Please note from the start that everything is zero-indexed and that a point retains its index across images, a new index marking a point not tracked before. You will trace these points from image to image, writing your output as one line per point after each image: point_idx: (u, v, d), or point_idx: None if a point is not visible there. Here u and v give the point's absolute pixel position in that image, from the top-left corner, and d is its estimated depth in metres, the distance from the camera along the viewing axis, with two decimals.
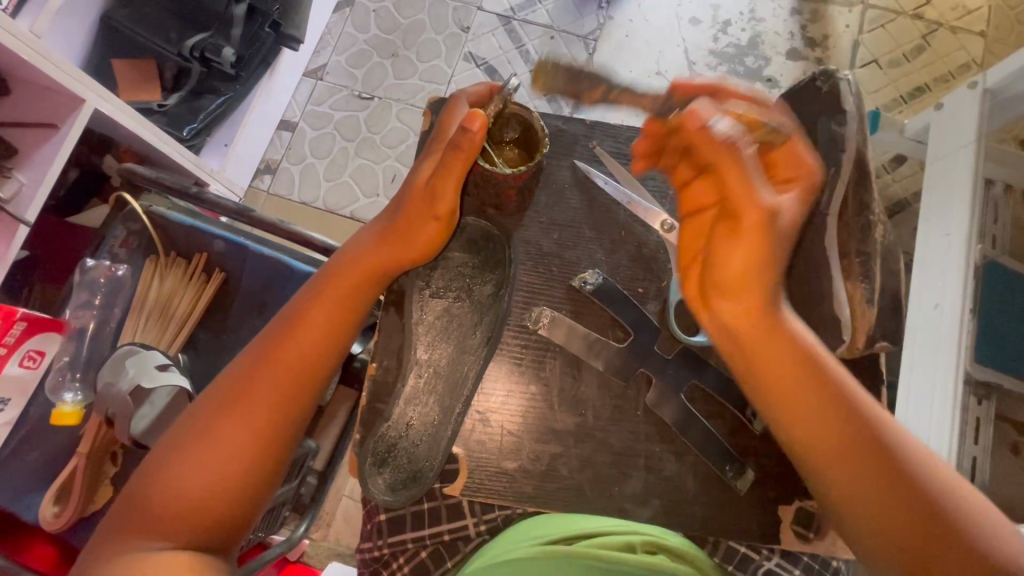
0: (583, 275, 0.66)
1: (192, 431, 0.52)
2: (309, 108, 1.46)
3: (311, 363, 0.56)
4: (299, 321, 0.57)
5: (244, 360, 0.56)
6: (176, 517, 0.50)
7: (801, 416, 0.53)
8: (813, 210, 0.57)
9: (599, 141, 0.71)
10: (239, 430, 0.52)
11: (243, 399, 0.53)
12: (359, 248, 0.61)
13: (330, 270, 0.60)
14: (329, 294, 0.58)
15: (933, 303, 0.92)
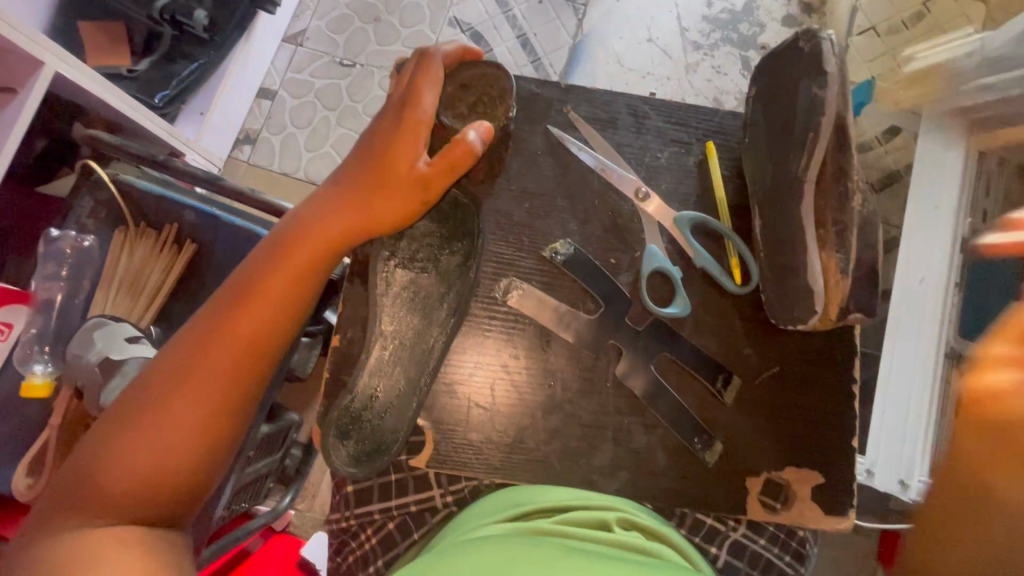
0: (554, 245, 0.64)
1: (140, 403, 0.51)
2: (288, 75, 1.41)
3: (265, 337, 0.54)
4: (252, 293, 0.55)
5: (195, 331, 0.54)
6: (126, 489, 0.49)
7: None
8: (791, 177, 0.55)
9: (574, 106, 0.68)
10: (191, 403, 0.51)
11: (196, 369, 0.52)
12: (321, 215, 0.58)
13: (286, 236, 0.57)
14: (283, 266, 0.56)
15: (919, 275, 0.91)
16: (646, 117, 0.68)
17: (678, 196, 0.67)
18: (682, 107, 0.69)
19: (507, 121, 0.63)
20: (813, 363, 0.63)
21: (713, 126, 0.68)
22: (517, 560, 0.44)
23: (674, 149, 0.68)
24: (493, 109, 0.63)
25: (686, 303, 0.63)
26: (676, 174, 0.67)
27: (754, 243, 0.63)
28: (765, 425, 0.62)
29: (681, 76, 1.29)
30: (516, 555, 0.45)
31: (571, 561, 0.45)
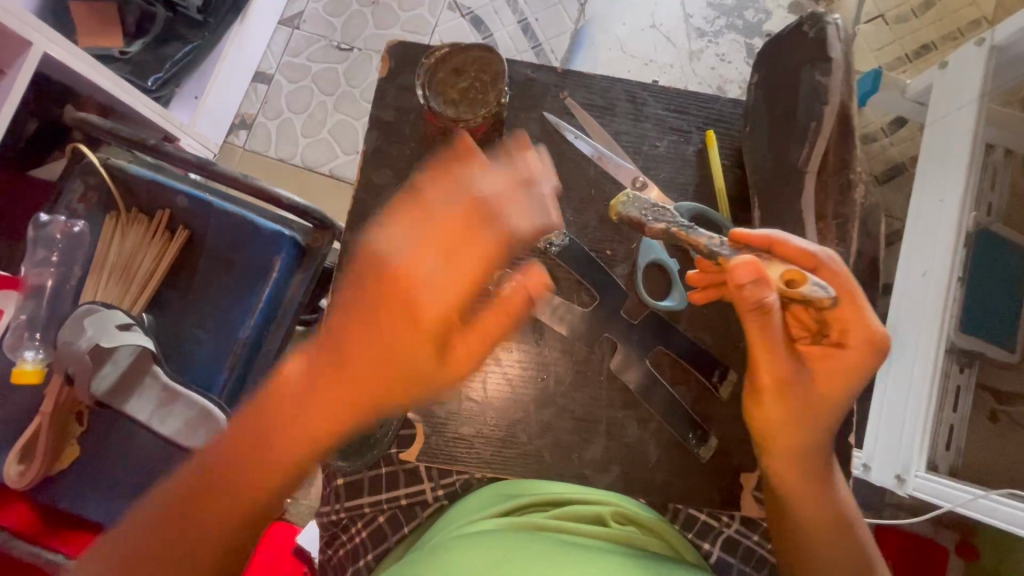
0: (549, 235, 0.63)
1: (239, 448, 0.49)
2: (284, 59, 1.39)
3: (343, 417, 0.48)
4: (345, 362, 0.49)
5: (293, 384, 0.49)
6: (208, 533, 0.49)
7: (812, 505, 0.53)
8: (791, 168, 0.54)
9: (571, 92, 0.66)
10: (284, 457, 0.49)
11: (282, 433, 0.48)
12: (426, 270, 0.50)
13: (380, 290, 0.49)
14: (375, 330, 0.48)
15: (921, 269, 0.90)
16: (645, 104, 0.67)
17: (676, 186, 0.65)
18: (682, 94, 0.67)
19: (498, 106, 0.57)
20: None
21: (713, 115, 0.67)
22: (511, 559, 0.44)
23: (674, 137, 0.66)
24: (484, 92, 0.58)
25: (682, 296, 0.62)
26: (675, 163, 0.66)
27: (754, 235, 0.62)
28: None
29: (684, 64, 1.26)
30: (510, 553, 0.45)
31: (570, 561, 0.44)
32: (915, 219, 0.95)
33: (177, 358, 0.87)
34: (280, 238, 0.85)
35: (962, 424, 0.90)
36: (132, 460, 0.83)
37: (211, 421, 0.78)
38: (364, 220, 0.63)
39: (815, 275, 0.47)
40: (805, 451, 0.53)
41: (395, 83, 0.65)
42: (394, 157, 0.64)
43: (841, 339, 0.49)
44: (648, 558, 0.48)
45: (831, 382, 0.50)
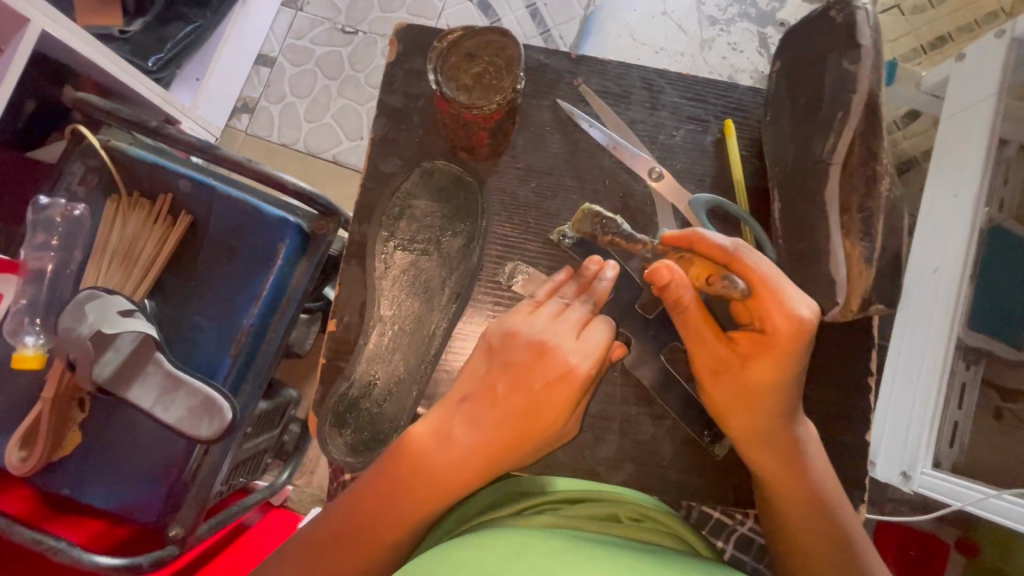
0: (562, 227, 0.61)
1: (398, 477, 0.49)
2: (287, 42, 1.37)
3: (496, 456, 0.50)
4: (499, 403, 0.50)
5: (464, 428, 0.50)
6: (365, 549, 0.48)
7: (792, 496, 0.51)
8: (815, 159, 0.52)
9: (586, 79, 0.65)
10: (428, 493, 0.49)
11: (423, 482, 0.49)
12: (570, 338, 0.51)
13: (513, 359, 0.51)
14: (553, 380, 0.50)
15: (933, 265, 0.88)
16: (662, 92, 0.65)
17: (693, 178, 0.64)
18: (700, 82, 0.65)
19: (511, 92, 0.54)
20: (821, 355, 0.62)
21: (732, 104, 0.65)
22: (522, 553, 0.43)
23: (691, 127, 0.64)
24: (499, 78, 0.56)
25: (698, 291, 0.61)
26: (692, 154, 0.64)
27: (773, 230, 0.60)
28: None
29: (695, 52, 1.23)
30: (521, 548, 0.44)
31: (585, 556, 0.44)
32: (928, 214, 0.93)
33: (180, 346, 0.86)
34: (285, 225, 0.84)
35: (968, 421, 0.90)
36: (135, 448, 0.82)
37: (216, 411, 0.77)
38: (371, 210, 0.61)
39: (732, 267, 0.50)
40: (768, 440, 0.51)
41: (404, 67, 0.63)
42: (404, 144, 0.62)
43: (766, 331, 0.49)
44: (664, 551, 0.47)
45: (765, 368, 0.49)
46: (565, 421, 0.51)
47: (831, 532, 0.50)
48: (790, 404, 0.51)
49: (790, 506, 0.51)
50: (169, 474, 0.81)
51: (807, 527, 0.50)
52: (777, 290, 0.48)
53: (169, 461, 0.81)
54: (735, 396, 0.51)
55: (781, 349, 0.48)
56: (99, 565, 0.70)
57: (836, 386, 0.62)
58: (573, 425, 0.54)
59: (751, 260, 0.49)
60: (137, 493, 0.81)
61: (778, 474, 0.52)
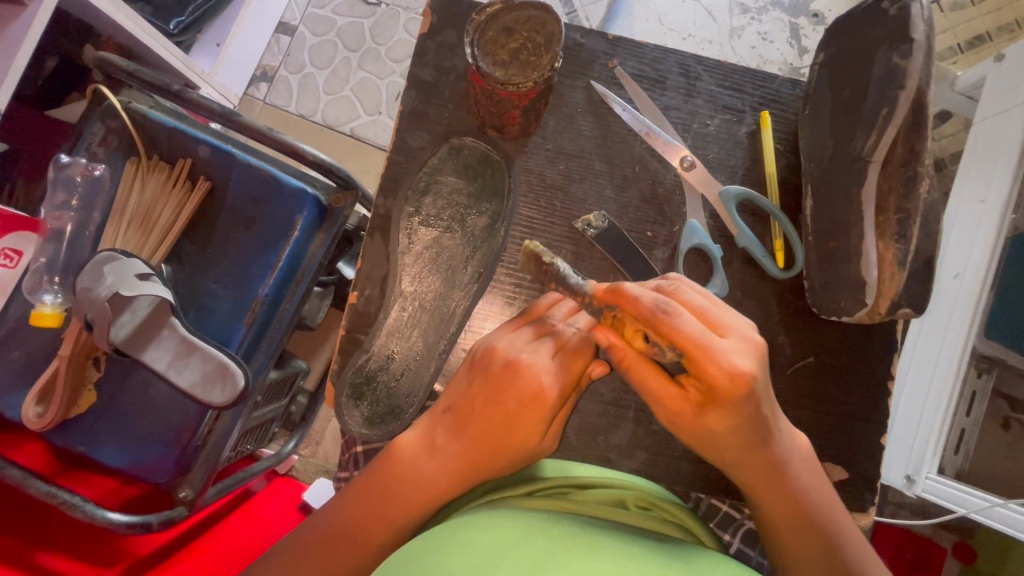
0: (588, 217, 0.60)
1: (390, 477, 0.51)
2: (309, 10, 1.35)
3: (486, 460, 0.51)
4: (475, 411, 0.52)
5: (450, 435, 0.52)
6: (359, 539, 0.50)
7: (774, 507, 0.50)
8: (855, 156, 0.51)
9: (621, 61, 0.63)
10: (417, 494, 0.51)
11: (410, 486, 0.51)
12: (544, 358, 0.51)
13: (490, 375, 0.51)
14: (522, 390, 0.50)
15: (955, 271, 0.87)
16: (699, 78, 0.63)
17: (725, 168, 0.62)
18: (737, 71, 0.63)
19: (549, 71, 0.52)
20: (846, 355, 0.61)
21: (769, 95, 0.63)
22: (518, 545, 0.42)
23: (726, 117, 0.63)
24: (538, 56, 0.55)
25: (723, 283, 0.59)
26: (726, 143, 0.63)
27: (803, 226, 0.60)
28: (795, 419, 0.60)
29: (724, 41, 1.20)
30: (517, 540, 0.43)
31: (588, 547, 0.43)
32: (949, 220, 0.91)
33: (195, 312, 0.86)
34: (304, 196, 0.83)
35: (975, 429, 0.89)
36: (149, 411, 0.83)
37: (228, 377, 0.78)
38: (395, 185, 0.60)
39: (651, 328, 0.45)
40: (749, 471, 0.50)
41: (436, 40, 0.62)
42: (432, 120, 0.61)
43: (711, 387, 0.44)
44: (669, 541, 0.47)
45: (717, 419, 0.46)
46: (544, 437, 0.52)
47: (822, 540, 0.49)
48: (760, 442, 0.48)
49: (780, 527, 0.50)
50: (181, 438, 0.82)
51: (799, 532, 0.49)
52: (709, 345, 0.42)
53: (181, 425, 0.82)
54: (698, 440, 0.49)
55: (728, 402, 0.44)
56: (112, 521, 0.72)
57: (857, 387, 0.61)
58: (554, 440, 0.53)
59: (676, 318, 0.43)
60: (150, 455, 0.82)
61: (765, 497, 0.50)
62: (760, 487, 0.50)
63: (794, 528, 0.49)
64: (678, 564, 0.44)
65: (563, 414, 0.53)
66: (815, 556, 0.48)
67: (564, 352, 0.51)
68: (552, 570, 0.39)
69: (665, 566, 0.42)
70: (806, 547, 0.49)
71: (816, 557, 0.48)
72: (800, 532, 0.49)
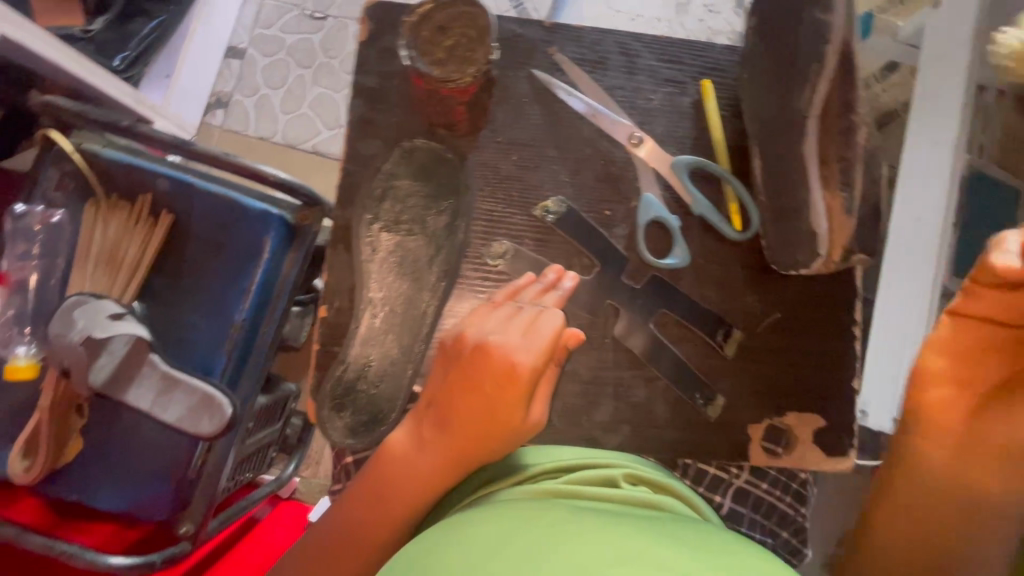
0: (546, 203, 0.61)
1: (387, 478, 0.52)
2: (257, 32, 1.34)
3: (475, 447, 0.50)
4: (454, 398, 0.51)
5: (433, 426, 0.52)
6: (366, 542, 0.51)
7: (933, 481, 0.58)
8: (793, 113, 0.52)
9: (561, 46, 0.64)
10: (415, 487, 0.51)
11: (408, 481, 0.51)
12: (510, 336, 0.51)
13: (463, 360, 0.52)
14: (492, 371, 0.50)
15: (915, 216, 0.88)
16: (638, 56, 0.64)
17: (673, 140, 0.64)
18: (675, 43, 0.64)
19: (485, 64, 0.58)
20: (812, 303, 0.62)
21: (709, 63, 0.64)
22: (513, 538, 0.43)
23: (669, 90, 0.64)
24: (472, 50, 0.58)
25: (684, 253, 0.61)
26: (671, 116, 0.64)
27: (755, 188, 0.61)
28: (771, 373, 0.61)
29: (671, 17, 1.22)
30: (513, 532, 0.43)
31: (584, 530, 0.43)
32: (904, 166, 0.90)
33: (173, 346, 0.85)
34: (269, 217, 0.84)
35: None
36: (138, 450, 0.82)
37: (214, 407, 0.78)
38: (351, 194, 0.60)
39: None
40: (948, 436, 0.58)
41: (376, 46, 0.62)
42: (381, 125, 0.61)
43: None
44: (666, 516, 0.48)
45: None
46: (529, 414, 0.51)
47: (935, 517, 0.58)
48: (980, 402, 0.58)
49: (922, 503, 0.59)
50: (175, 472, 0.82)
51: (936, 512, 0.58)
52: None
53: (174, 459, 0.82)
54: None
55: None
56: (113, 565, 0.71)
57: (827, 334, 0.62)
58: (541, 412, 0.53)
59: None
60: (147, 492, 0.82)
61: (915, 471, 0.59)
62: (939, 461, 0.58)
63: (924, 501, 0.59)
64: (675, 536, 0.45)
65: (542, 382, 0.53)
66: (909, 529, 0.59)
67: (532, 329, 0.52)
68: (547, 559, 0.39)
69: (660, 538, 0.43)
70: (928, 520, 0.58)
71: (896, 514, 0.60)
72: (938, 500, 0.58)
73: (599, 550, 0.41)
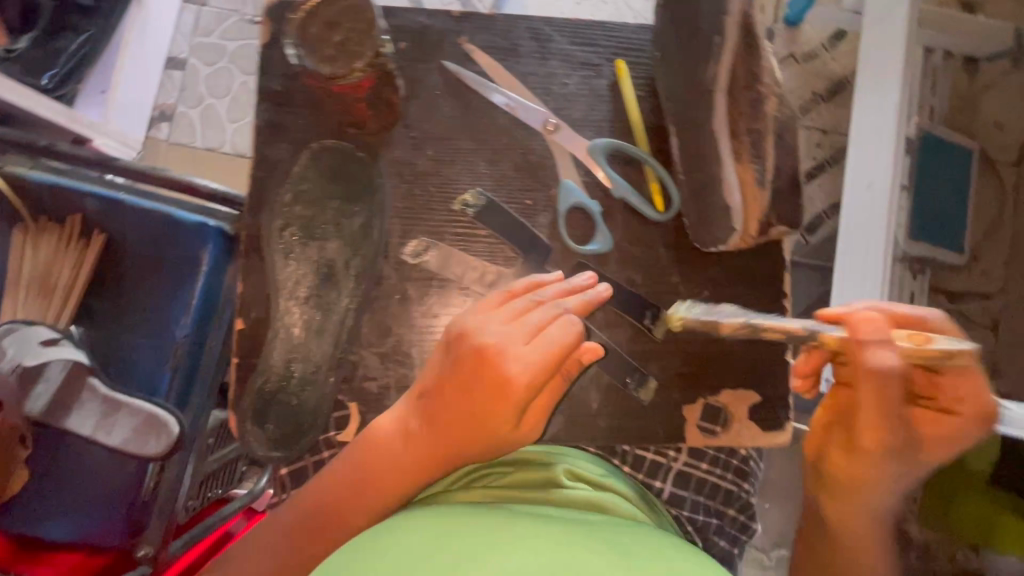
0: (464, 197, 0.60)
1: (356, 474, 0.51)
2: (196, 40, 1.30)
3: (462, 446, 0.51)
4: (446, 397, 0.51)
5: (424, 422, 0.52)
6: (323, 536, 0.50)
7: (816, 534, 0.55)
8: (703, 87, 0.51)
9: (471, 35, 0.62)
10: (395, 479, 0.51)
11: (387, 474, 0.51)
12: (518, 345, 0.50)
13: (462, 358, 0.51)
14: (494, 375, 0.50)
15: (866, 181, 0.91)
16: (551, 40, 0.63)
17: (591, 124, 0.63)
18: (587, 25, 0.63)
19: (373, 57, 0.53)
20: (739, 278, 0.62)
21: (623, 44, 0.63)
22: (445, 543, 0.42)
23: (584, 73, 0.63)
24: (360, 44, 0.52)
25: (607, 239, 0.61)
26: (588, 99, 0.63)
27: (674, 168, 0.60)
28: (704, 351, 0.61)
29: None
30: (445, 540, 0.43)
31: (519, 537, 0.43)
32: (854, 131, 0.93)
33: (116, 368, 0.83)
34: (205, 229, 0.80)
35: None
36: (86, 478, 0.80)
37: (160, 427, 0.76)
38: (263, 201, 0.58)
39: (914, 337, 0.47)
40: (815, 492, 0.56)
41: (280, 47, 0.60)
42: (291, 129, 0.60)
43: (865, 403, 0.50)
44: (607, 524, 0.48)
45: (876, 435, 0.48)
46: (519, 424, 0.51)
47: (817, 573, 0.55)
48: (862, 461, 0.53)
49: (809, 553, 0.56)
50: (126, 496, 0.80)
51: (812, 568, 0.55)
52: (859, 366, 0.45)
53: (122, 484, 0.80)
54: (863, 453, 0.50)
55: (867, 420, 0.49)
56: None
57: (756, 309, 0.61)
58: (535, 430, 0.52)
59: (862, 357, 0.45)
60: (99, 517, 0.80)
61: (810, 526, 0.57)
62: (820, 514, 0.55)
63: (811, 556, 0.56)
64: (609, 541, 0.45)
65: (540, 398, 0.52)
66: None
67: (537, 336, 0.51)
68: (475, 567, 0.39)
69: (594, 545, 0.43)
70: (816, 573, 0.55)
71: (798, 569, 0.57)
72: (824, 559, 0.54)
73: (535, 558, 0.40)
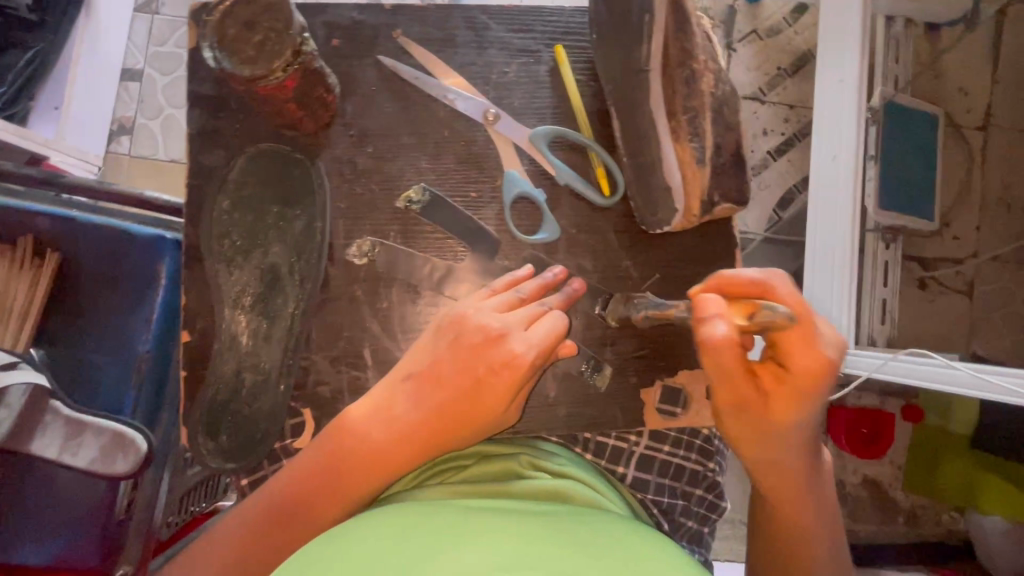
0: (408, 193, 0.60)
1: (323, 468, 0.50)
2: (151, 49, 1.27)
3: (448, 432, 0.50)
4: (439, 383, 0.51)
5: (412, 409, 0.50)
6: (286, 532, 0.49)
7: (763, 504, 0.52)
8: (637, 69, 0.50)
9: (404, 28, 0.61)
10: (370, 467, 0.49)
11: (360, 465, 0.49)
12: (519, 331, 0.51)
13: (462, 339, 0.52)
14: (492, 359, 0.50)
15: (832, 153, 0.89)
16: (487, 28, 0.62)
17: (533, 111, 0.62)
18: (523, 11, 0.62)
19: (292, 58, 0.49)
20: (689, 258, 0.61)
21: (560, 28, 0.63)
22: (413, 529, 0.41)
23: (522, 60, 0.62)
24: (279, 43, 0.49)
25: (555, 227, 0.60)
26: (527, 86, 0.62)
27: (617, 150, 0.60)
28: (659, 334, 0.62)
29: None
30: (413, 524, 0.42)
31: (487, 518, 0.43)
32: (820, 103, 0.92)
33: (79, 388, 0.82)
34: (161, 241, 0.79)
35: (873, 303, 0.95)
36: (56, 501, 0.79)
37: (128, 445, 0.75)
38: (202, 210, 0.57)
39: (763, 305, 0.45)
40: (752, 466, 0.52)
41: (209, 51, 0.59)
42: (226, 134, 0.59)
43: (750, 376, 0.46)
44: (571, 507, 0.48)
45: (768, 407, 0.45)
46: (507, 409, 0.52)
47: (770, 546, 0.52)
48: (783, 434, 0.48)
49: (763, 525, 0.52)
50: (97, 518, 0.79)
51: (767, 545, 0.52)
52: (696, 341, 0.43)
53: (92, 506, 0.79)
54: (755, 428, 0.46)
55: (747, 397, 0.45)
56: None
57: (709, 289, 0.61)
58: (513, 414, 0.53)
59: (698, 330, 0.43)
60: (71, 541, 0.79)
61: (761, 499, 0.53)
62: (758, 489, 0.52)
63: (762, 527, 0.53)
64: (574, 521, 0.45)
65: (527, 387, 0.53)
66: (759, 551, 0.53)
67: (535, 323, 0.52)
68: (451, 546, 0.38)
69: (562, 522, 0.43)
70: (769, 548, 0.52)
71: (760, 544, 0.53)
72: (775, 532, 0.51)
73: (505, 535, 0.40)
